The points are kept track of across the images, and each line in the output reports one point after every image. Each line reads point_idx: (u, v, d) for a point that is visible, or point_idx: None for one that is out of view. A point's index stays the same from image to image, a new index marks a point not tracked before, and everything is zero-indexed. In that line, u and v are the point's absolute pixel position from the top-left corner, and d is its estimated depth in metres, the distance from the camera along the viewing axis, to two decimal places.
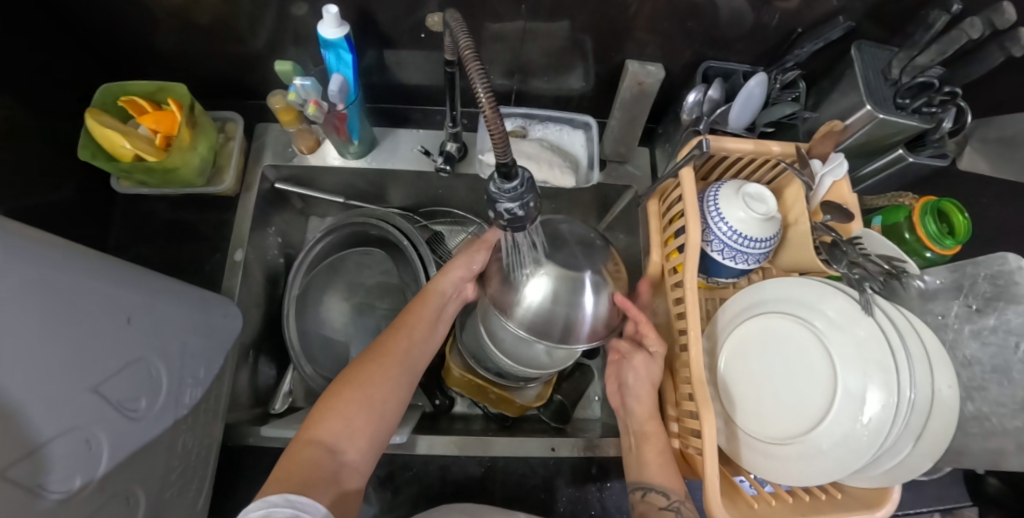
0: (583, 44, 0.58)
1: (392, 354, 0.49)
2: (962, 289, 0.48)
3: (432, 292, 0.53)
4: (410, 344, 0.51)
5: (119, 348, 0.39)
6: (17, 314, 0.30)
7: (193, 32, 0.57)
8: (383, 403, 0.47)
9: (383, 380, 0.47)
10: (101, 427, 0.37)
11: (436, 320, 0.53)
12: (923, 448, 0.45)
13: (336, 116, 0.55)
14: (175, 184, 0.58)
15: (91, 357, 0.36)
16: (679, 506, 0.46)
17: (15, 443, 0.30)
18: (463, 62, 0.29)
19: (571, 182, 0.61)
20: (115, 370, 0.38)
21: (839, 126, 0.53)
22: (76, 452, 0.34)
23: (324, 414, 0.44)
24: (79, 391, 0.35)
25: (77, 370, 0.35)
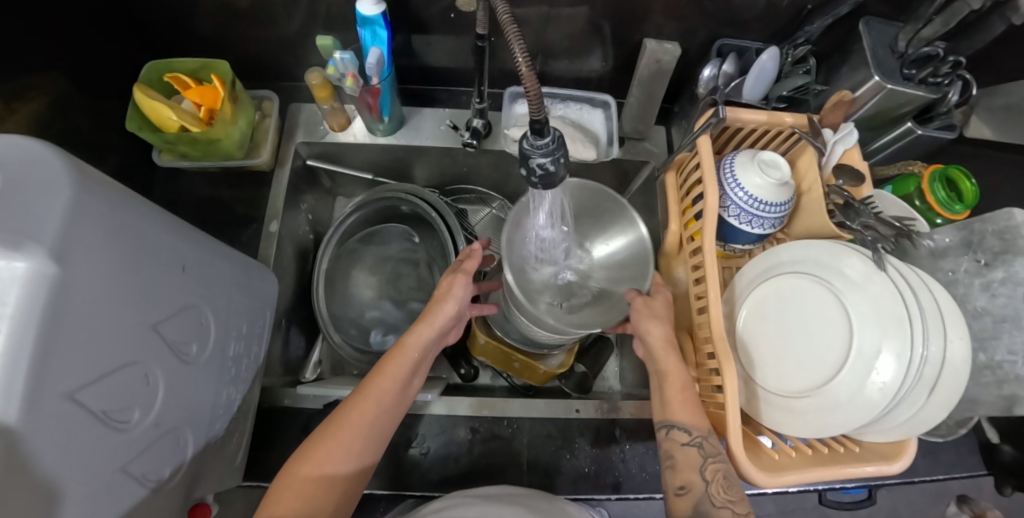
0: (604, 26, 0.61)
1: (358, 423, 0.45)
2: (971, 246, 0.50)
3: (409, 345, 0.49)
4: (382, 405, 0.46)
5: (174, 294, 0.41)
6: (106, 247, 0.33)
7: (234, 15, 0.60)
8: (344, 479, 0.44)
9: (340, 457, 0.43)
10: (157, 363, 0.39)
11: (410, 375, 0.49)
12: (937, 401, 0.47)
13: (370, 92, 0.58)
14: (216, 156, 0.61)
15: (154, 298, 0.39)
16: (701, 442, 0.47)
17: (92, 365, 0.32)
18: (503, 31, 0.36)
19: (592, 155, 0.64)
20: (170, 313, 0.41)
21: (849, 95, 0.55)
22: (136, 383, 0.37)
23: (280, 493, 0.41)
24: (142, 327, 0.37)
25: (142, 308, 0.37)
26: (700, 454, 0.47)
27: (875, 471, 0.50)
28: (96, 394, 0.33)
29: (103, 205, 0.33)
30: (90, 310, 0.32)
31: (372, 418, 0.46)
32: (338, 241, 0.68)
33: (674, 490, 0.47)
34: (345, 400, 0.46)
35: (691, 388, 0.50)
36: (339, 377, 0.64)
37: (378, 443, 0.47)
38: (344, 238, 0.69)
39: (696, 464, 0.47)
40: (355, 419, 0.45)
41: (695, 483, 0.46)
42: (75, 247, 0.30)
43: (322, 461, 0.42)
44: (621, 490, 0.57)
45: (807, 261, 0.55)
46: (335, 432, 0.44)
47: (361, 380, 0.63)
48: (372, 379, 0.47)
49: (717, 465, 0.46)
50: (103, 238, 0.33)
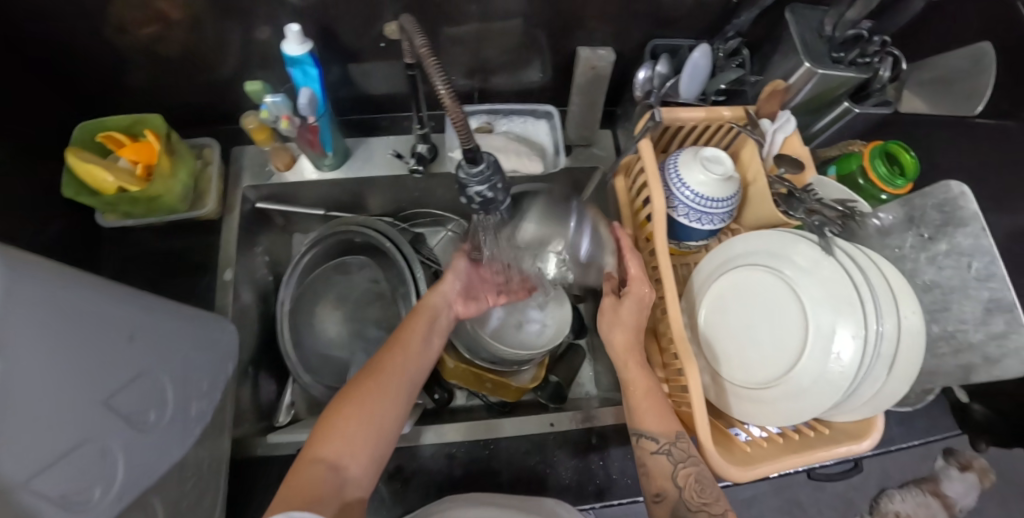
0: (537, 38, 0.61)
1: (389, 372, 0.49)
2: (914, 221, 0.51)
3: (423, 307, 0.54)
4: (406, 360, 0.50)
5: (126, 364, 0.41)
6: (44, 330, 0.32)
7: (166, 64, 0.59)
8: (373, 434, 0.45)
9: (366, 409, 0.45)
10: (116, 438, 0.38)
11: (427, 337, 0.53)
12: (897, 377, 0.48)
13: (308, 129, 0.58)
14: (160, 212, 0.60)
15: (103, 372, 0.38)
16: (670, 449, 0.48)
17: (44, 451, 0.31)
18: (424, 64, 0.38)
19: (540, 167, 0.64)
20: (124, 385, 0.40)
21: (782, 85, 0.57)
22: (91, 462, 0.36)
23: (324, 434, 0.44)
24: (94, 405, 0.36)
25: (90, 384, 0.36)
26: (670, 461, 0.47)
27: (846, 452, 0.50)
28: (52, 482, 0.32)
29: (30, 290, 0.32)
30: (29, 399, 0.31)
31: (396, 370, 0.49)
32: (298, 279, 0.68)
33: (651, 498, 0.47)
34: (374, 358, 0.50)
35: (656, 395, 0.51)
36: (313, 418, 0.64)
37: (403, 403, 0.48)
38: (304, 276, 0.68)
39: (668, 472, 0.47)
40: (386, 370, 0.49)
41: (670, 490, 0.47)
42: (5, 339, 0.29)
43: (358, 405, 0.45)
44: (604, 496, 0.57)
45: (758, 253, 0.55)
46: (359, 391, 0.47)
47: None
48: (393, 340, 0.52)
49: (688, 470, 0.47)
50: (37, 324, 0.32)
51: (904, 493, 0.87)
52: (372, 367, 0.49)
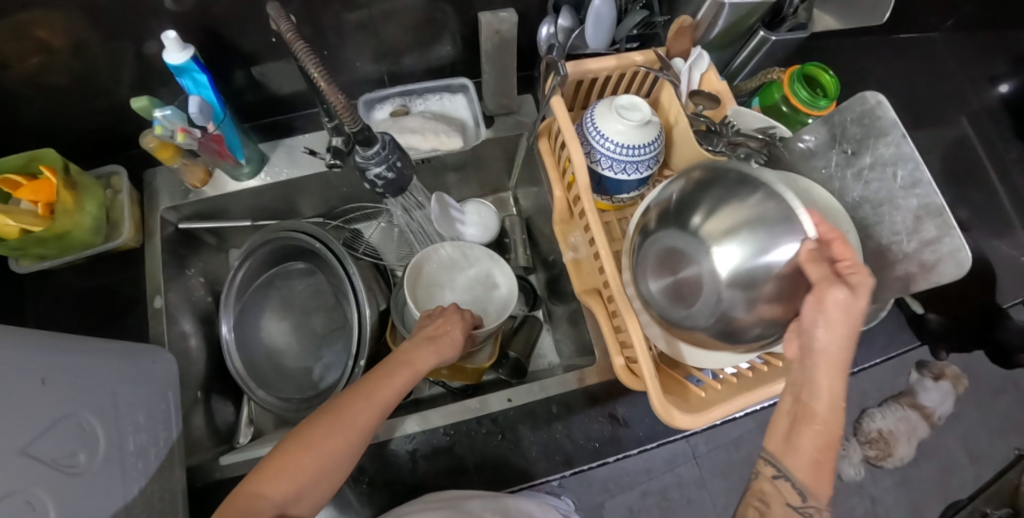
0: (438, 11, 0.59)
1: (355, 418, 0.42)
2: (837, 138, 0.50)
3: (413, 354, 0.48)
4: (374, 405, 0.44)
5: (43, 410, 0.39)
6: None
7: (52, 95, 0.56)
8: (318, 482, 0.40)
9: (326, 458, 0.40)
10: (43, 487, 0.37)
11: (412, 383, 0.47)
12: None
13: (211, 139, 0.55)
14: (74, 249, 0.58)
15: (18, 419, 0.36)
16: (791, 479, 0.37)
17: None
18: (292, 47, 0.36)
19: (458, 144, 0.61)
20: (43, 431, 0.38)
21: (688, 20, 0.54)
22: (20, 514, 0.34)
23: (275, 471, 0.39)
24: (11, 455, 0.35)
25: (7, 434, 0.35)
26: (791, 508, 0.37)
27: None
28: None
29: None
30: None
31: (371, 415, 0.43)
32: (236, 297, 0.65)
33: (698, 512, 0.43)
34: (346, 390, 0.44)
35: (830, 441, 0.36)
36: (272, 434, 0.63)
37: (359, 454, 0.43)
38: (241, 292, 0.66)
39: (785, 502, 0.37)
40: (356, 412, 0.42)
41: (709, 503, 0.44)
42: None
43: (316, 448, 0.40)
44: (573, 464, 0.58)
45: (678, 207, 0.49)
46: (327, 429, 0.41)
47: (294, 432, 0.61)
48: (377, 378, 0.45)
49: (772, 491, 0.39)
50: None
51: (883, 412, 0.88)
52: (348, 402, 0.43)
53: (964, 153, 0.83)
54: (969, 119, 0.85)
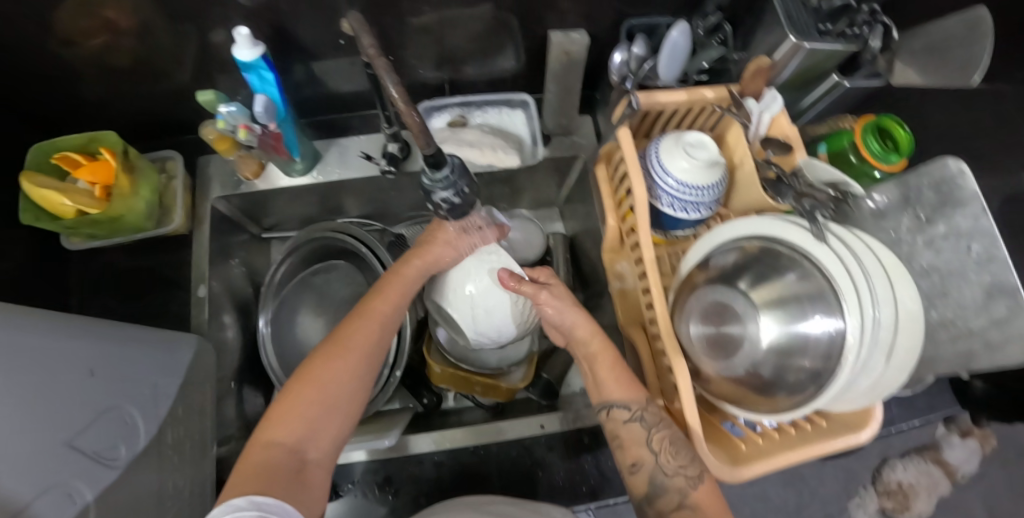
0: (506, 23, 0.58)
1: (353, 342, 0.45)
2: (910, 202, 0.49)
3: (400, 275, 0.52)
4: (365, 334, 0.46)
5: (87, 402, 0.39)
6: None
7: (117, 77, 0.56)
8: (331, 409, 0.42)
9: (332, 383, 0.43)
10: (86, 480, 0.37)
11: (404, 300, 0.51)
12: (896, 363, 0.45)
13: (271, 136, 0.55)
14: (125, 231, 0.58)
15: (60, 411, 0.36)
16: (641, 414, 0.48)
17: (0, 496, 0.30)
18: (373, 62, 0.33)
19: (516, 161, 0.61)
20: (87, 424, 0.38)
21: (766, 62, 0.54)
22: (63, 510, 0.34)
23: (280, 412, 0.41)
24: (55, 448, 0.35)
25: (47, 424, 0.35)
26: (643, 428, 0.48)
27: (844, 443, 0.48)
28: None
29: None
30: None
31: (369, 336, 0.47)
32: (277, 290, 0.67)
33: (631, 469, 0.49)
34: (336, 328, 0.47)
35: (620, 363, 0.51)
36: None
37: (364, 377, 0.45)
38: (282, 286, 0.67)
39: (641, 438, 0.48)
40: (349, 343, 0.45)
41: (645, 458, 0.48)
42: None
43: (316, 381, 0.42)
44: (599, 496, 0.57)
45: (728, 269, 0.52)
46: (320, 360, 0.44)
47: None
48: (365, 303, 0.49)
49: (662, 433, 0.47)
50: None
51: (906, 463, 0.87)
52: (336, 335, 0.46)
53: None
54: None
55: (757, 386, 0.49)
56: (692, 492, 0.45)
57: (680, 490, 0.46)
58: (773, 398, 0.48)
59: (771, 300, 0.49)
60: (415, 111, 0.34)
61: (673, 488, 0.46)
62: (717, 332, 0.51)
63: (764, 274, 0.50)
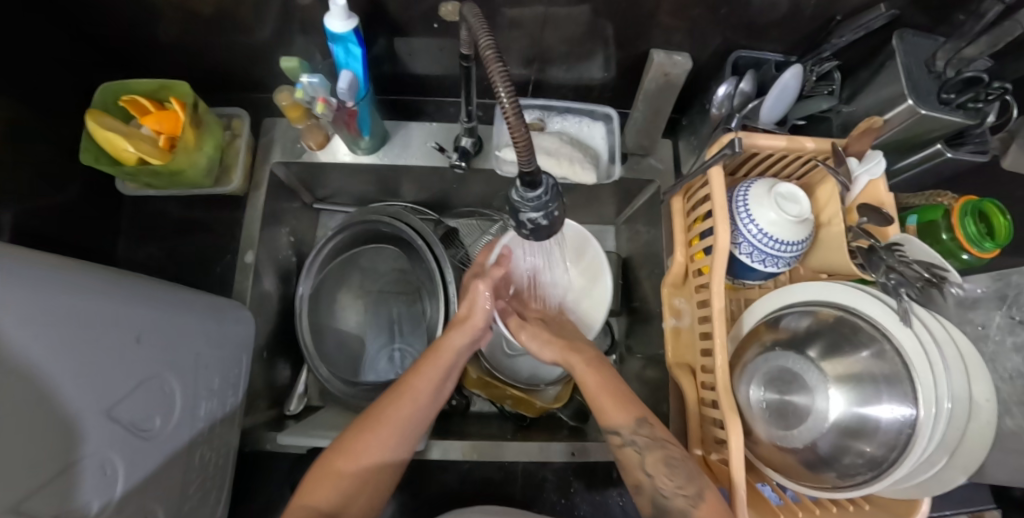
0: (608, 33, 0.55)
1: (393, 418, 0.44)
2: (1006, 300, 0.47)
3: (445, 347, 0.48)
4: (414, 410, 0.45)
5: (131, 369, 0.37)
6: (33, 347, 0.28)
7: (198, 24, 0.53)
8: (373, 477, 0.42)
9: (375, 449, 0.43)
10: (117, 451, 0.35)
11: (449, 373, 0.49)
12: (957, 463, 0.41)
13: (346, 112, 0.52)
14: (182, 185, 0.57)
15: (106, 379, 0.35)
16: (634, 439, 0.42)
17: (31, 471, 0.27)
18: (488, 63, 0.29)
19: (592, 178, 0.58)
20: (127, 392, 0.37)
21: (879, 122, 0.49)
22: (93, 481, 0.33)
23: (316, 482, 0.41)
24: (95, 416, 0.33)
25: (92, 393, 0.33)
26: (636, 452, 0.42)
27: None
28: (51, 500, 0.29)
29: (17, 296, 0.28)
30: (21, 421, 0.27)
31: (410, 411, 0.45)
32: (319, 267, 0.65)
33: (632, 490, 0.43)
34: (381, 397, 0.46)
35: (611, 378, 0.46)
36: (324, 413, 0.63)
37: (405, 449, 0.45)
38: (325, 264, 0.65)
39: (637, 463, 0.42)
40: (400, 407, 0.45)
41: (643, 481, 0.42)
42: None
43: (360, 452, 0.42)
44: None
45: (799, 334, 0.52)
46: (359, 436, 0.43)
47: (347, 418, 0.60)
48: (409, 377, 0.47)
49: (655, 455, 0.42)
50: (32, 333, 0.28)
51: None
52: (374, 411, 0.45)
53: None
54: None
55: (810, 461, 0.48)
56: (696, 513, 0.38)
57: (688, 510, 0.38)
58: (821, 475, 0.46)
59: (842, 375, 0.49)
60: (526, 118, 0.28)
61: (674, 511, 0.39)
62: (779, 399, 0.51)
63: (837, 349, 0.50)
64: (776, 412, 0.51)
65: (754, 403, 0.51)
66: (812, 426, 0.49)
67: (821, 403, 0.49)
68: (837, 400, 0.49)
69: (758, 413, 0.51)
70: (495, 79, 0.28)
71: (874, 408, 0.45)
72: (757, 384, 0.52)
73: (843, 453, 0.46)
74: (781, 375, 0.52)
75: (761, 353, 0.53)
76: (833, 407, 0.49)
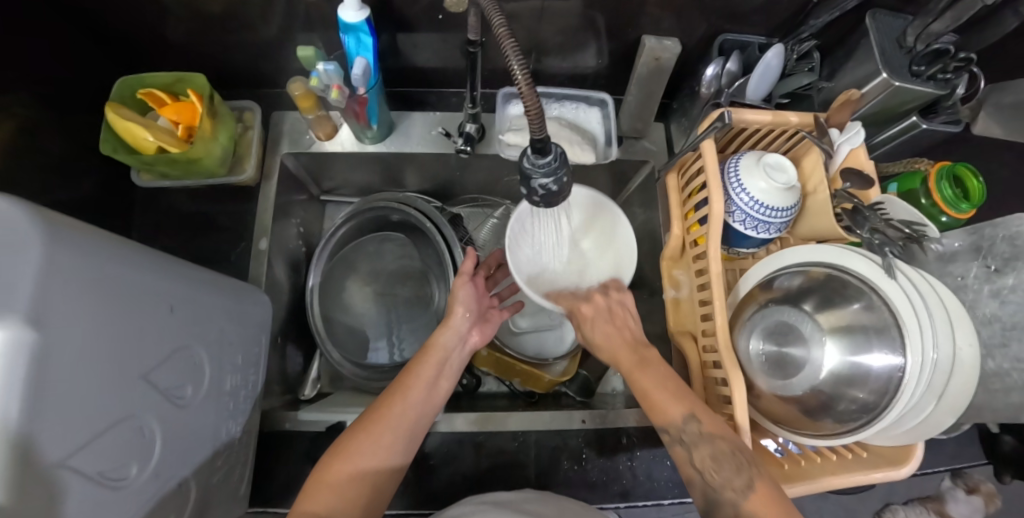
0: (600, 23, 0.58)
1: (388, 419, 0.45)
2: (981, 251, 0.49)
3: (434, 347, 0.52)
4: (415, 401, 0.47)
5: (165, 337, 0.39)
6: (85, 307, 0.30)
7: (210, 22, 0.56)
8: (373, 471, 0.43)
9: (370, 448, 0.43)
10: (153, 415, 0.37)
11: (439, 373, 0.50)
12: (946, 406, 0.45)
13: (357, 101, 0.55)
14: (197, 175, 0.58)
15: (144, 344, 0.36)
16: (681, 437, 0.43)
17: (75, 427, 0.29)
18: (499, 42, 0.32)
19: (591, 158, 0.62)
20: (162, 359, 0.38)
21: (856, 94, 0.54)
22: (131, 441, 0.34)
23: (312, 487, 0.41)
24: (134, 379, 0.35)
25: (131, 358, 0.34)
26: (685, 452, 0.43)
27: (882, 477, 0.48)
28: (96, 453, 0.31)
29: (77, 255, 0.30)
30: (73, 376, 0.29)
31: (404, 412, 0.46)
32: (329, 255, 0.67)
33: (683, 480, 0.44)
34: (374, 401, 0.47)
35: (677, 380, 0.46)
36: (340, 396, 0.64)
37: (399, 452, 0.45)
38: (333, 251, 0.67)
39: (686, 460, 0.43)
40: (402, 397, 0.47)
41: (693, 478, 0.43)
42: (45, 315, 0.26)
43: (354, 451, 0.43)
44: (629, 497, 0.57)
45: (794, 291, 0.54)
46: (349, 444, 0.43)
47: (362, 399, 0.63)
48: (402, 379, 0.48)
49: (704, 451, 0.42)
50: (83, 298, 0.30)
51: (913, 508, 0.98)
52: (369, 416, 0.46)
53: None
54: None
55: (809, 408, 0.50)
56: (746, 503, 0.39)
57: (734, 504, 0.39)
58: (819, 423, 0.49)
59: (837, 326, 0.52)
60: (536, 88, 0.32)
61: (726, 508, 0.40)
62: (779, 352, 0.54)
63: (829, 300, 0.53)
64: (775, 361, 0.54)
65: (755, 357, 0.54)
66: (805, 375, 0.51)
67: (817, 354, 0.52)
68: (835, 349, 0.51)
69: (757, 367, 0.54)
70: (506, 52, 0.32)
71: (866, 355, 0.48)
72: (755, 335, 0.55)
73: (840, 400, 0.49)
74: (779, 328, 0.54)
75: (760, 309, 0.55)
76: (830, 359, 0.51)
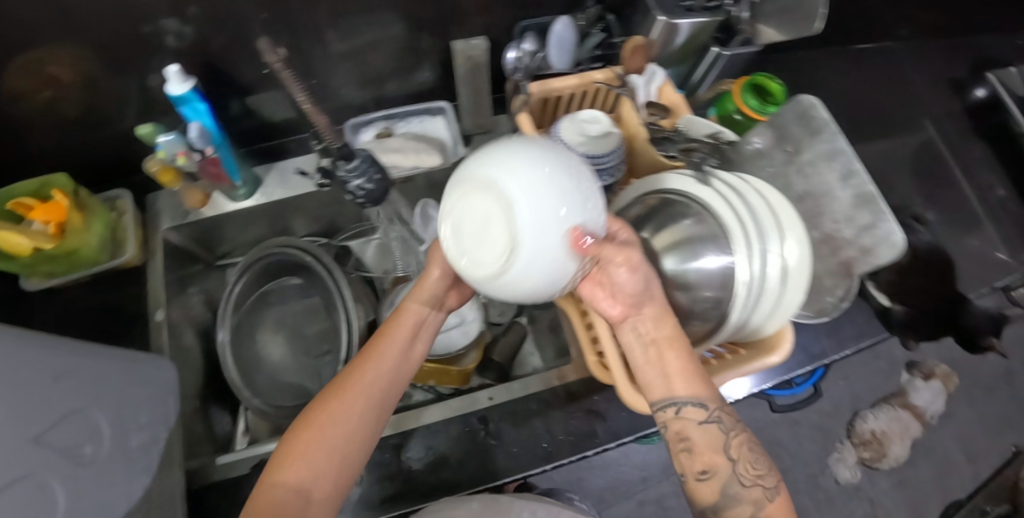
0: (417, 41, 0.65)
1: (353, 386, 0.47)
2: (779, 140, 0.54)
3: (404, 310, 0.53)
4: (382, 367, 0.48)
5: (53, 405, 0.42)
6: None
7: (68, 127, 0.61)
8: (347, 439, 0.45)
9: (342, 416, 0.45)
10: (55, 472, 0.39)
11: (415, 334, 0.52)
12: (792, 286, 0.47)
13: (209, 162, 0.60)
14: (81, 265, 0.62)
15: (27, 410, 0.39)
16: (718, 415, 0.41)
17: None
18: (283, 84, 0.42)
19: (439, 161, 0.67)
20: (53, 422, 0.41)
21: (641, 41, 0.61)
22: (30, 499, 0.37)
23: (284, 459, 0.43)
24: (22, 443, 0.38)
25: (12, 426, 0.38)
26: (721, 431, 0.41)
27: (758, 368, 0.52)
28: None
29: None
30: None
31: (374, 379, 0.48)
32: (233, 309, 0.69)
33: (695, 476, 0.41)
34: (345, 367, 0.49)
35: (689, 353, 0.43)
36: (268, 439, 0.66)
37: (373, 418, 0.47)
38: (237, 305, 0.69)
39: (717, 443, 0.41)
40: (366, 366, 0.48)
41: (720, 465, 0.40)
42: None
43: (326, 420, 0.45)
44: (552, 457, 0.59)
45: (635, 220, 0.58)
46: (316, 415, 0.45)
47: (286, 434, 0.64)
48: (372, 344, 0.50)
49: (739, 438, 0.41)
50: None
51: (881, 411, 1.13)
52: (339, 383, 0.47)
53: (936, 158, 0.87)
54: (930, 122, 0.90)
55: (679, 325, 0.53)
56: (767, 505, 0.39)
57: (757, 502, 0.39)
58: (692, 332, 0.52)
59: (671, 243, 0.54)
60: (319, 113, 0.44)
61: (749, 501, 0.39)
62: None
63: (662, 218, 0.55)
64: None
65: None
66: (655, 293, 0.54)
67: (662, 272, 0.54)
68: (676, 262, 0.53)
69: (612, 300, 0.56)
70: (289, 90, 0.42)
71: (703, 260, 0.51)
72: None
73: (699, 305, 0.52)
74: None
75: None
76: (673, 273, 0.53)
